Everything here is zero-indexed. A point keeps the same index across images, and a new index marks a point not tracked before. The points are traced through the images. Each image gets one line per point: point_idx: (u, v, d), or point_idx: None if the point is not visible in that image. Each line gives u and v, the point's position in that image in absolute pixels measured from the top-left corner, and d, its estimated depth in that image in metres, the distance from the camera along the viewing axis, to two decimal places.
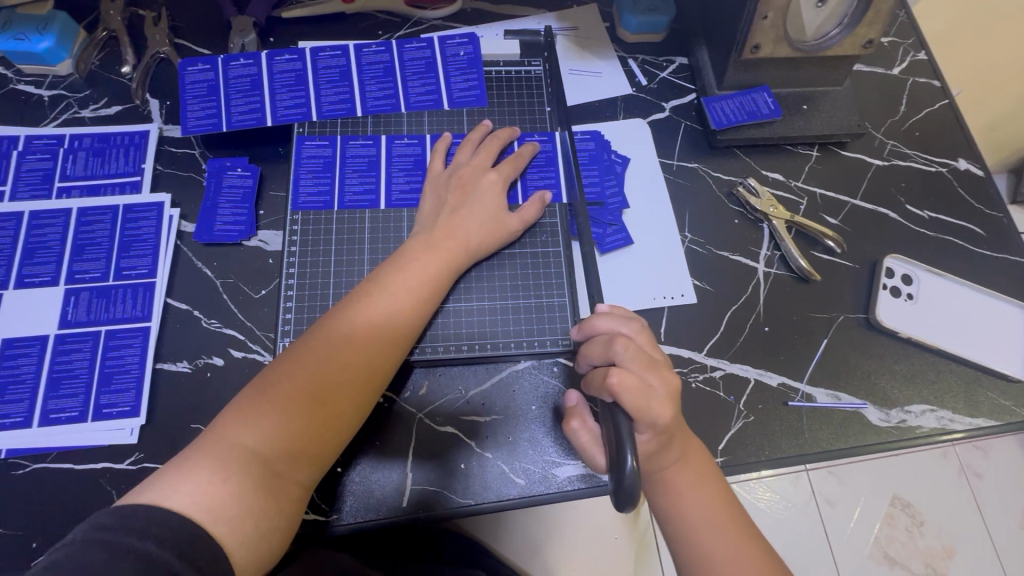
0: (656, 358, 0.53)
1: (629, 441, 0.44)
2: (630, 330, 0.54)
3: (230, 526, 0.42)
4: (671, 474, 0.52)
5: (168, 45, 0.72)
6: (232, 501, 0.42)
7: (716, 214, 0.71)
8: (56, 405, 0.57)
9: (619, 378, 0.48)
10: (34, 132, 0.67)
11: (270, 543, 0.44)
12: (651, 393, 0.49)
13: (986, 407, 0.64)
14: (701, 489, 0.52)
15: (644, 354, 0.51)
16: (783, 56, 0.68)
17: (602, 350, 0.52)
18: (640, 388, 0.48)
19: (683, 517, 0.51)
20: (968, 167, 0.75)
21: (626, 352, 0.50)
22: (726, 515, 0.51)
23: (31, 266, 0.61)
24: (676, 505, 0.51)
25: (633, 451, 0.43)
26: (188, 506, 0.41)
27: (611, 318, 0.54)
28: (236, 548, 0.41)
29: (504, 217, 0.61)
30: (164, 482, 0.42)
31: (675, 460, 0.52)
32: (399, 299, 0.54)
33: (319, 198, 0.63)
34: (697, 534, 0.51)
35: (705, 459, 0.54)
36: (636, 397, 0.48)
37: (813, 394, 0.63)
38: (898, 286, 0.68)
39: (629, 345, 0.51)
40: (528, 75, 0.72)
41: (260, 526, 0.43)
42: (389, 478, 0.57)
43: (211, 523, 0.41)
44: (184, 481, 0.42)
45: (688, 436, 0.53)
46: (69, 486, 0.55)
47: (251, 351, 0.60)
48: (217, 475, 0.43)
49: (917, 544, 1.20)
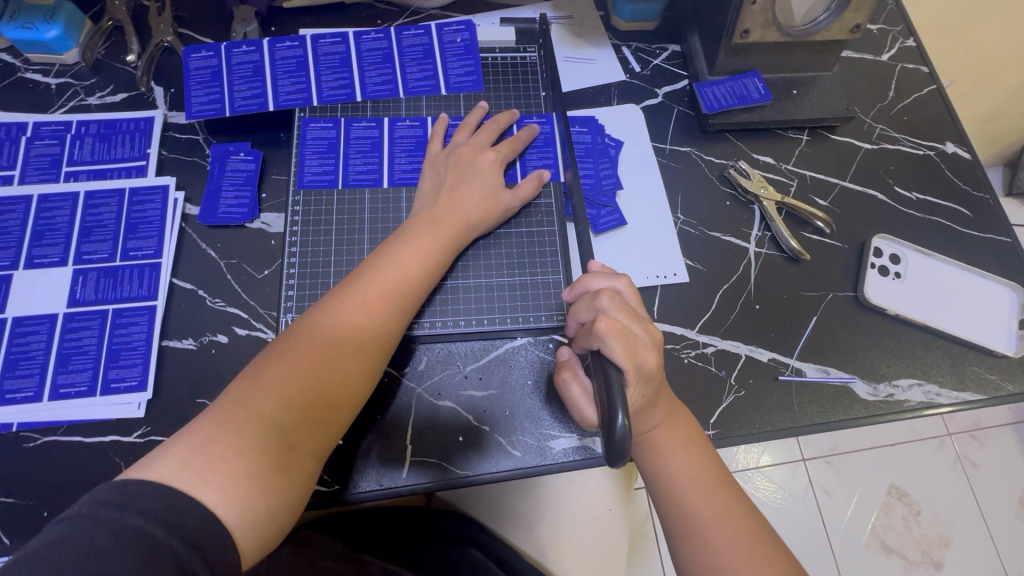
0: (640, 313, 0.55)
1: (621, 401, 0.45)
2: (618, 286, 0.57)
3: (242, 509, 0.42)
4: (660, 439, 0.54)
5: (172, 34, 0.74)
6: (244, 482, 0.43)
7: (708, 196, 0.72)
8: (65, 380, 0.58)
9: (606, 326, 0.50)
10: (42, 119, 0.69)
11: (280, 521, 0.45)
12: (636, 342, 0.51)
13: (971, 382, 0.65)
14: (687, 450, 0.54)
15: (627, 305, 0.54)
16: (772, 41, 0.70)
17: (589, 303, 0.54)
18: (625, 334, 0.50)
19: (672, 474, 0.53)
20: (956, 150, 0.77)
21: (611, 303, 0.53)
22: (715, 479, 0.53)
23: (40, 247, 0.63)
24: (666, 466, 0.53)
25: (622, 409, 0.44)
26: (199, 489, 0.41)
27: (599, 276, 0.57)
28: (246, 530, 0.42)
29: (503, 194, 0.63)
30: (175, 459, 0.42)
31: (662, 423, 0.54)
32: (406, 272, 0.56)
33: (323, 178, 0.65)
34: (683, 491, 0.52)
35: (691, 423, 0.56)
36: (623, 342, 0.50)
37: (802, 369, 0.65)
38: (885, 265, 0.70)
39: (614, 296, 0.53)
40: (523, 61, 0.73)
41: (270, 507, 0.44)
42: (390, 452, 0.59)
43: (222, 508, 0.41)
44: (195, 458, 0.42)
45: (674, 401, 0.56)
46: (78, 459, 0.56)
47: (254, 328, 0.62)
48: (230, 453, 0.43)
49: (912, 532, 1.22)
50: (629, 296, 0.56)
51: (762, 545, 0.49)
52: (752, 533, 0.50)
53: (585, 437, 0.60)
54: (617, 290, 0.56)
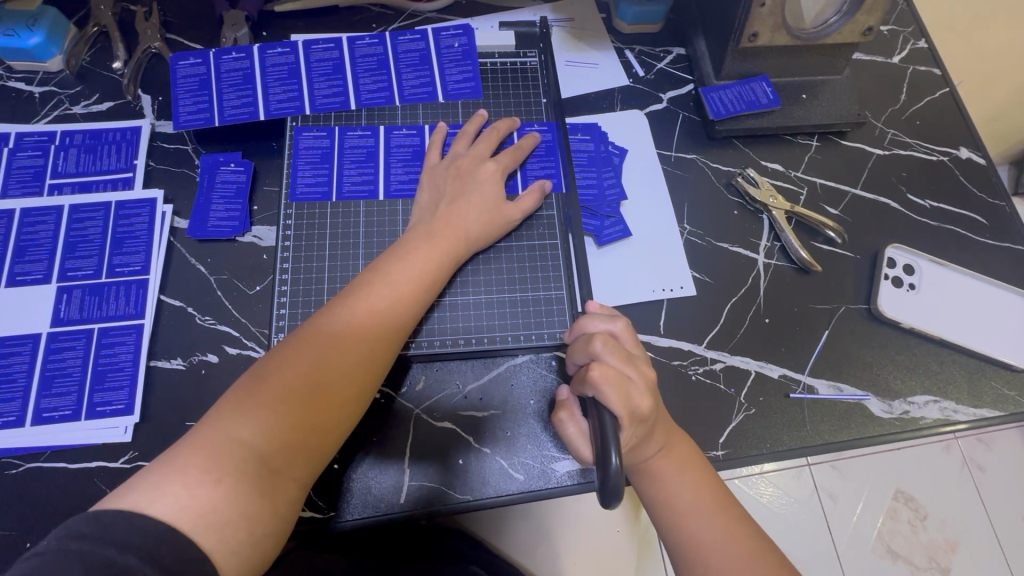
0: (637, 356, 0.53)
1: (614, 443, 0.43)
2: (614, 329, 0.54)
3: (221, 535, 0.40)
4: (656, 466, 0.51)
5: (159, 40, 0.71)
6: (223, 507, 0.41)
7: (715, 205, 0.70)
8: (49, 403, 0.56)
9: (598, 371, 0.48)
10: (25, 129, 0.67)
11: (263, 549, 0.43)
12: (630, 385, 0.49)
13: (989, 397, 0.63)
14: (686, 475, 0.51)
15: (622, 348, 0.51)
16: (781, 44, 0.67)
17: (583, 347, 0.52)
18: (619, 381, 0.48)
19: (672, 504, 0.51)
20: (970, 156, 0.75)
21: (605, 348, 0.51)
22: (716, 503, 0.51)
23: (22, 264, 0.61)
24: (664, 494, 0.51)
25: (615, 451, 0.42)
26: (176, 515, 0.39)
27: (596, 319, 0.55)
28: (228, 556, 0.40)
29: (502, 206, 0.61)
30: (152, 484, 0.40)
31: (658, 451, 0.51)
32: (399, 289, 0.53)
33: (317, 190, 0.62)
34: (684, 521, 0.50)
35: (689, 446, 0.53)
36: (617, 389, 0.48)
37: (814, 385, 0.63)
38: (899, 276, 0.67)
39: (609, 341, 0.51)
40: (523, 66, 0.71)
41: (253, 533, 0.42)
42: (386, 476, 0.57)
43: (201, 533, 0.39)
44: (172, 484, 0.40)
45: (672, 427, 0.53)
46: (62, 486, 0.54)
47: (246, 347, 0.60)
48: (209, 478, 0.41)
49: (920, 538, 1.19)
50: (626, 339, 0.54)
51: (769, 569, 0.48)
52: (757, 558, 0.48)
53: None
54: (613, 335, 0.54)
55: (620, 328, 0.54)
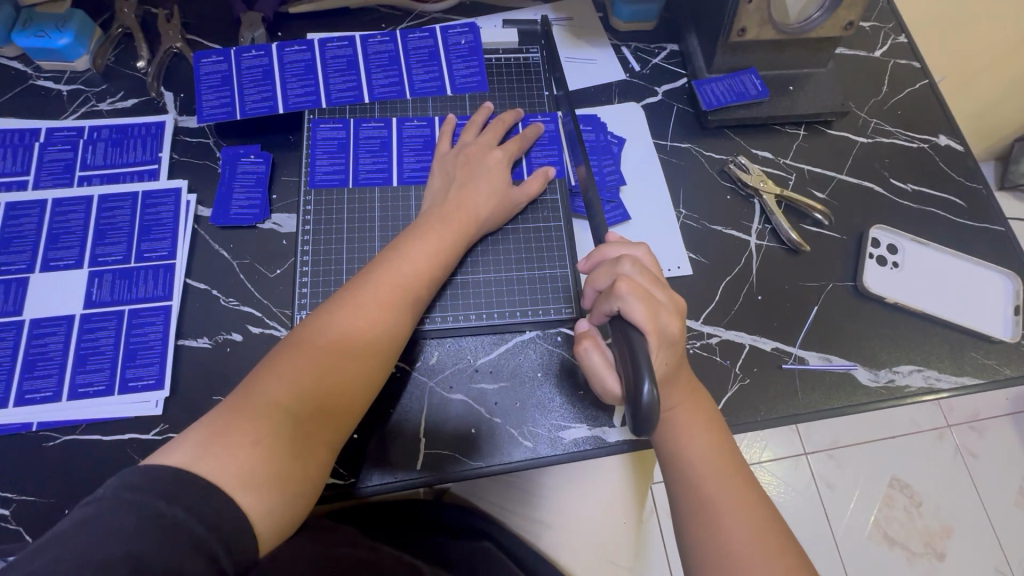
0: (660, 279, 0.56)
1: (646, 368, 0.46)
2: (636, 253, 0.58)
3: (258, 495, 0.43)
4: (674, 418, 0.56)
5: (181, 40, 0.75)
6: (260, 469, 0.44)
7: (709, 191, 0.74)
8: (84, 379, 0.59)
9: (625, 285, 0.52)
10: (55, 125, 0.70)
11: (294, 510, 0.46)
12: (659, 306, 0.52)
13: (970, 366, 0.67)
14: (704, 434, 0.56)
15: (649, 272, 0.55)
16: (769, 39, 0.72)
17: (609, 268, 0.56)
18: (646, 297, 0.52)
19: (689, 453, 0.55)
20: (949, 142, 0.79)
21: (633, 268, 0.55)
22: (725, 461, 0.54)
23: (55, 250, 0.64)
24: (678, 446, 0.55)
25: (649, 377, 0.45)
26: (217, 474, 0.42)
27: (616, 245, 0.58)
28: (263, 517, 0.43)
29: (509, 191, 0.64)
30: (194, 447, 0.43)
31: (678, 403, 0.57)
32: (416, 266, 0.57)
33: (334, 178, 0.66)
34: (698, 469, 0.54)
35: (710, 410, 0.58)
36: (644, 303, 0.51)
37: (805, 357, 0.66)
38: (883, 255, 0.71)
39: (636, 263, 0.55)
40: (526, 62, 0.75)
41: (287, 494, 0.45)
42: (405, 445, 0.60)
43: (239, 492, 0.42)
44: (213, 447, 0.44)
45: (692, 383, 0.58)
46: (98, 457, 0.57)
47: (268, 327, 0.63)
48: (247, 441, 0.45)
49: (915, 523, 1.23)
50: (647, 263, 0.57)
51: (767, 526, 0.51)
52: (757, 515, 0.51)
53: (595, 427, 0.61)
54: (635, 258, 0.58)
55: (640, 250, 0.58)
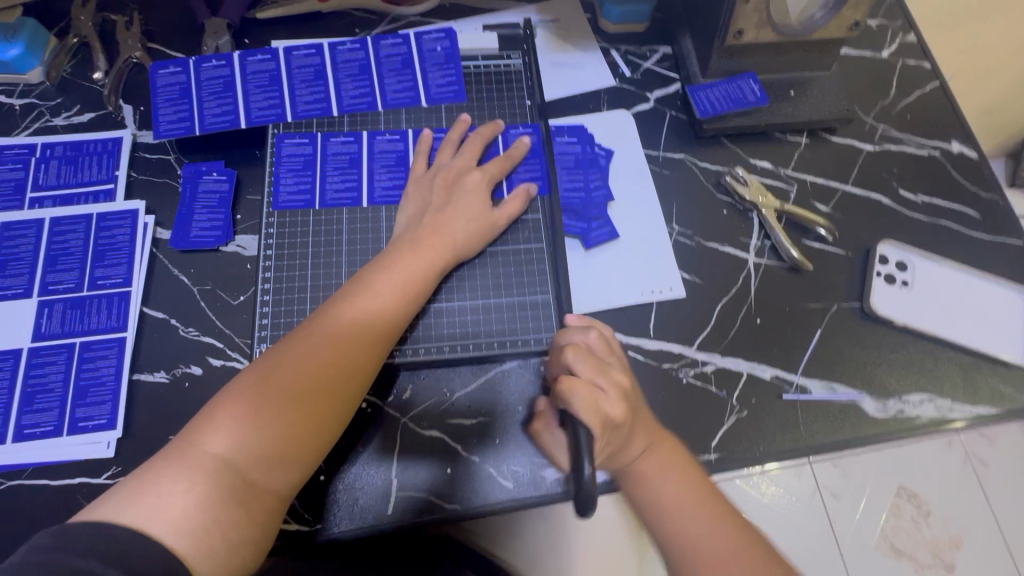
0: (614, 360, 0.53)
1: (586, 453, 0.43)
2: (590, 339, 0.54)
3: (193, 540, 0.40)
4: (646, 468, 0.51)
5: (140, 49, 0.71)
6: (195, 513, 0.41)
7: (704, 205, 0.69)
8: (31, 419, 0.55)
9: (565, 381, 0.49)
10: (5, 142, 0.66)
11: (240, 556, 0.42)
12: (599, 393, 0.49)
13: (986, 394, 0.62)
14: (672, 469, 0.51)
15: (594, 357, 0.52)
16: (767, 41, 0.67)
17: (556, 358, 0.54)
18: (589, 389, 0.48)
19: (657, 497, 0.50)
20: (962, 149, 0.74)
21: (577, 355, 0.51)
22: (709, 502, 0.50)
23: (3, 279, 0.60)
24: (657, 497, 0.50)
25: (585, 461, 0.42)
26: (146, 521, 0.40)
27: (569, 329, 0.55)
28: (201, 562, 0.40)
29: (490, 215, 0.60)
30: (124, 495, 0.41)
31: (643, 453, 0.52)
32: (383, 300, 0.53)
33: (299, 198, 0.62)
34: (671, 513, 0.50)
35: (674, 441, 0.53)
36: (589, 393, 0.48)
37: (807, 385, 0.62)
38: (892, 274, 0.66)
39: (580, 350, 0.52)
40: (507, 69, 0.70)
41: (228, 538, 0.42)
42: (374, 487, 0.56)
43: (171, 538, 0.39)
44: (144, 493, 0.41)
45: (655, 429, 0.53)
46: (45, 503, 0.53)
47: (230, 359, 0.59)
48: (181, 485, 0.42)
49: (923, 535, 1.17)
50: (599, 348, 0.54)
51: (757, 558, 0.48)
52: (755, 558, 0.48)
53: None
54: (588, 345, 0.54)
55: (595, 333, 0.54)
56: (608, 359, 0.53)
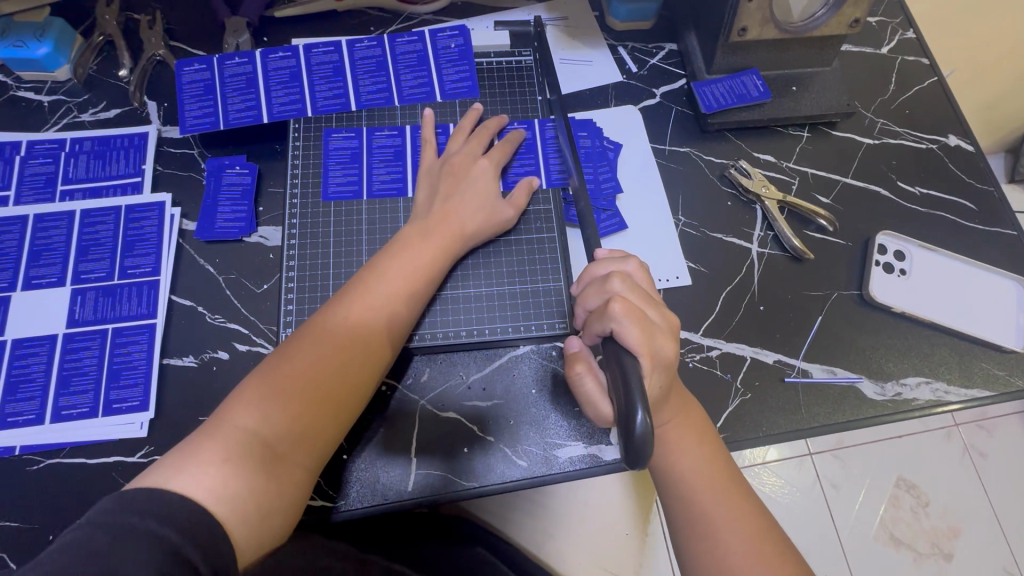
0: (652, 296, 0.55)
1: (639, 396, 0.43)
2: (628, 269, 0.56)
3: (231, 506, 0.43)
4: (668, 435, 0.53)
5: (163, 47, 0.73)
6: (232, 481, 0.43)
7: (709, 196, 0.72)
8: (67, 401, 0.58)
9: (619, 306, 0.50)
10: (35, 137, 0.68)
11: (272, 523, 0.45)
12: (654, 328, 0.51)
13: (980, 378, 0.65)
14: (702, 453, 0.53)
15: (640, 289, 0.54)
16: (770, 38, 0.69)
17: (599, 290, 0.54)
18: (641, 320, 0.50)
19: (684, 477, 0.52)
20: (959, 143, 0.76)
21: (623, 286, 0.53)
22: (723, 476, 0.52)
23: (37, 268, 0.63)
24: (676, 466, 0.53)
25: (641, 406, 0.42)
26: (189, 487, 0.42)
27: (606, 262, 0.57)
28: (238, 525, 0.43)
29: (497, 204, 0.63)
30: (166, 467, 0.43)
31: (672, 417, 0.53)
32: (394, 287, 0.55)
33: (349, 189, 0.65)
34: (697, 494, 0.51)
35: (705, 423, 0.55)
36: (638, 326, 0.49)
37: (808, 369, 0.64)
38: (890, 262, 0.69)
39: (625, 280, 0.54)
40: (518, 65, 0.73)
41: (261, 506, 0.44)
42: (393, 466, 0.58)
43: (211, 503, 0.42)
44: (185, 464, 0.43)
45: (684, 395, 0.55)
46: (82, 481, 0.56)
47: (255, 344, 0.62)
48: (218, 456, 0.44)
49: (921, 524, 1.20)
50: (640, 278, 0.56)
51: (771, 546, 0.49)
52: (762, 532, 0.50)
53: (591, 445, 0.60)
54: (627, 273, 0.56)
55: (633, 264, 0.56)
56: (650, 293, 0.55)
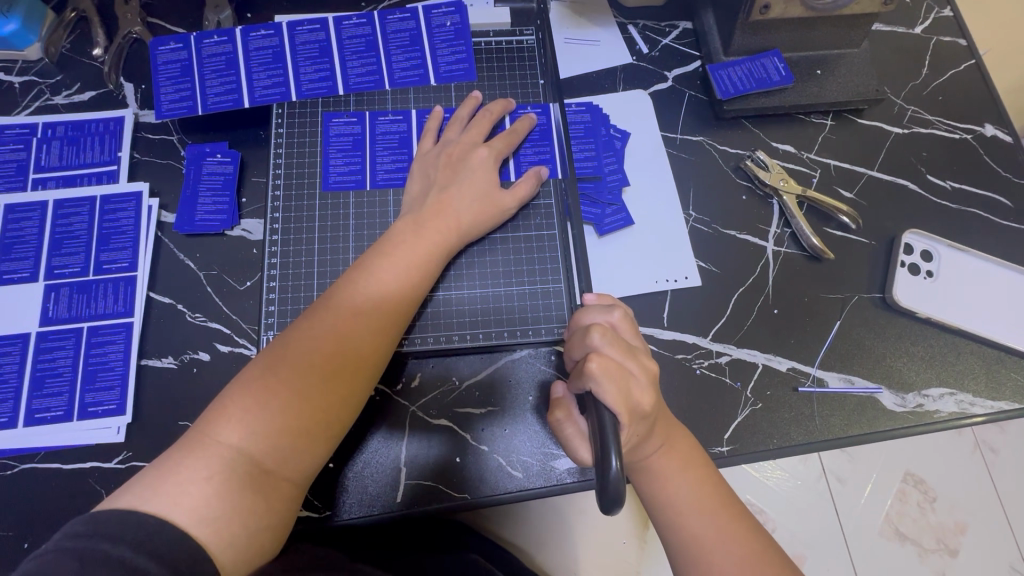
0: (637, 350, 0.50)
1: (614, 442, 0.40)
2: (612, 320, 0.51)
3: (214, 528, 0.40)
4: (655, 464, 0.50)
5: (140, 24, 0.68)
6: (216, 502, 0.41)
7: (722, 190, 0.67)
8: (41, 404, 0.55)
9: (597, 363, 0.46)
10: (5, 122, 0.64)
11: (261, 542, 0.42)
12: (631, 379, 0.47)
13: (1008, 389, 0.61)
14: (689, 475, 0.50)
15: (622, 340, 0.49)
16: (795, 17, 0.63)
17: (581, 341, 0.49)
18: (619, 377, 0.46)
19: (671, 504, 0.49)
20: (995, 132, 0.70)
21: (602, 342, 0.48)
22: (716, 500, 0.49)
23: (8, 262, 0.60)
24: (664, 494, 0.49)
25: (615, 451, 0.39)
26: (168, 509, 0.39)
27: (593, 311, 0.52)
28: (222, 549, 0.40)
29: (498, 194, 0.58)
30: (145, 485, 0.40)
31: (657, 448, 0.50)
32: (385, 286, 0.52)
33: (350, 179, 0.61)
34: (687, 522, 0.48)
35: (693, 446, 0.52)
36: (616, 385, 0.45)
37: (824, 378, 0.60)
38: (917, 263, 0.64)
39: (607, 332, 0.49)
40: (520, 46, 0.67)
41: (248, 526, 0.41)
42: (383, 475, 0.56)
43: (193, 527, 0.39)
44: (165, 483, 0.40)
45: (671, 422, 0.52)
46: (58, 488, 0.54)
47: (237, 345, 0.59)
48: (200, 475, 0.41)
49: (928, 521, 1.06)
50: (624, 331, 0.51)
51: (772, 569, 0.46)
52: (762, 558, 0.46)
53: None
54: (611, 326, 0.51)
55: (618, 313, 0.52)
56: (635, 348, 0.50)
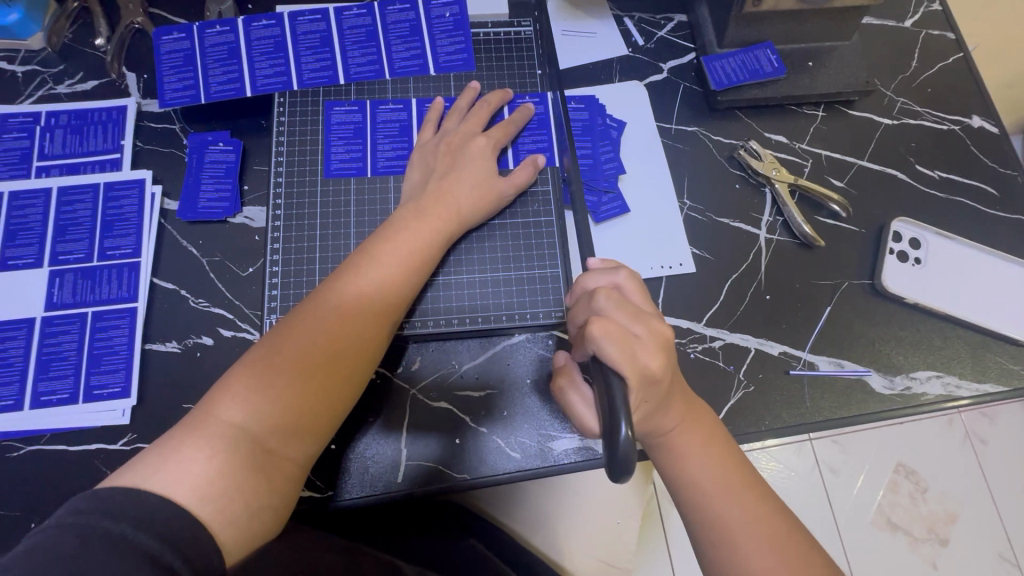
0: (644, 309, 0.51)
1: (623, 410, 0.42)
2: (618, 280, 0.52)
3: (216, 507, 0.40)
4: (676, 441, 0.51)
5: (142, 14, 0.69)
6: (218, 480, 0.41)
7: (716, 179, 0.68)
8: (47, 387, 0.56)
9: (599, 325, 0.47)
10: (9, 110, 0.65)
11: (263, 520, 0.43)
12: (637, 341, 0.47)
13: (993, 372, 0.62)
14: (708, 453, 0.51)
15: (628, 303, 0.50)
16: (787, 9, 0.64)
17: (585, 305, 0.51)
18: (624, 338, 0.46)
19: (694, 481, 0.50)
20: (982, 124, 0.72)
21: (608, 303, 0.49)
22: (738, 479, 0.50)
23: (13, 248, 0.60)
24: (687, 473, 0.50)
25: (626, 420, 0.41)
26: (171, 489, 0.40)
27: (596, 274, 0.53)
28: (224, 527, 0.40)
29: (496, 181, 0.59)
30: (149, 464, 0.41)
31: (677, 425, 0.51)
32: (387, 271, 0.53)
33: (351, 166, 0.62)
34: (710, 500, 0.49)
35: (713, 427, 0.53)
36: (621, 345, 0.46)
37: (815, 362, 0.62)
38: (905, 250, 0.66)
39: (612, 294, 0.50)
40: (518, 36, 0.68)
41: (250, 506, 0.42)
42: (385, 455, 0.57)
43: (196, 505, 0.40)
44: (168, 462, 0.41)
45: (689, 400, 0.53)
46: (64, 468, 0.55)
47: (240, 329, 0.60)
48: (203, 454, 0.42)
49: (919, 510, 1.08)
50: (631, 291, 0.52)
51: (792, 548, 0.47)
52: (783, 537, 0.48)
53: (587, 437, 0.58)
54: (618, 286, 0.52)
55: (624, 274, 0.52)
56: (644, 310, 0.51)
